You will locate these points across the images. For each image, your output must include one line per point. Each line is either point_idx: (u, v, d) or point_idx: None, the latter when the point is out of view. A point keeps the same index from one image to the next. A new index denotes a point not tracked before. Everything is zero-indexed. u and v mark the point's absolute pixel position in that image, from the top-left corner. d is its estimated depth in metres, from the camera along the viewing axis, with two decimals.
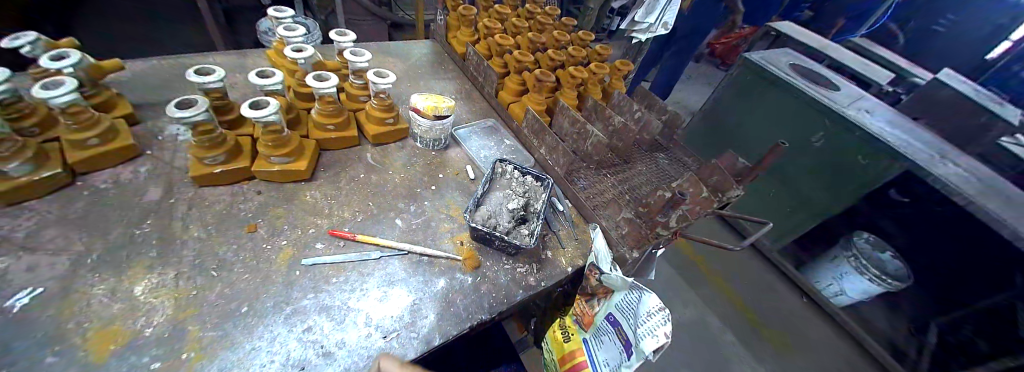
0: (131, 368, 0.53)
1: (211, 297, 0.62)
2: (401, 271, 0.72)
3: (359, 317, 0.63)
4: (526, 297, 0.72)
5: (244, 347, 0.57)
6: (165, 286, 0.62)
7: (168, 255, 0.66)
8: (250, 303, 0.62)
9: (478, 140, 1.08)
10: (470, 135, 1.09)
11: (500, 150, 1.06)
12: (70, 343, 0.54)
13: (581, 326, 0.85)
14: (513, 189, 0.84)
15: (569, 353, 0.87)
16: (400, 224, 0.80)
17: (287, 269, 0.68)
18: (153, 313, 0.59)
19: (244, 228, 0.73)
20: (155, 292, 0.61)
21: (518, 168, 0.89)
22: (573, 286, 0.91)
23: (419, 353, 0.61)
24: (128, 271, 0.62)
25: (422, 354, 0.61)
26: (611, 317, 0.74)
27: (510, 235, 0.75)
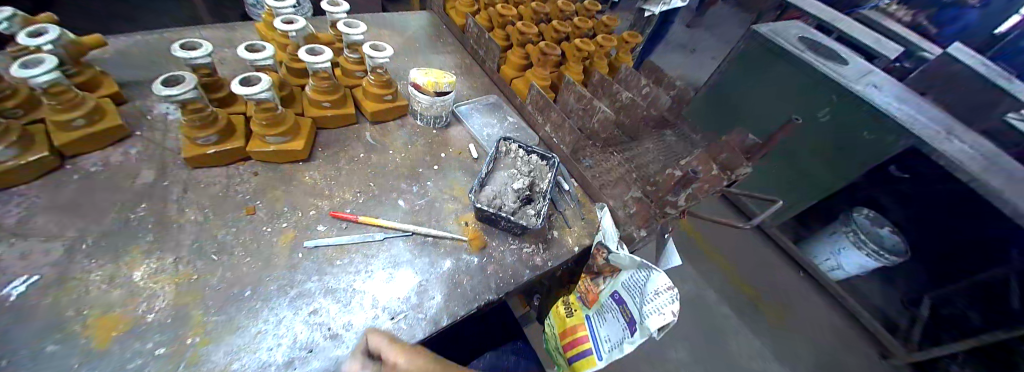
0: (136, 355, 0.52)
1: (214, 281, 0.61)
2: (406, 253, 0.70)
3: (366, 299, 0.62)
4: (533, 277, 0.71)
5: (251, 330, 0.56)
6: (165, 271, 0.61)
7: (166, 239, 0.64)
8: (254, 287, 0.61)
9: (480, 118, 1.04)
10: (471, 112, 1.05)
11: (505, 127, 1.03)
12: (71, 330, 0.52)
13: (585, 305, 0.83)
14: (519, 169, 0.82)
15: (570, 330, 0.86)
16: (404, 206, 0.78)
17: (289, 252, 0.66)
18: (155, 299, 0.57)
19: (243, 210, 0.71)
20: (156, 277, 0.60)
21: (523, 147, 0.86)
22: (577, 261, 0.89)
23: (427, 334, 0.60)
24: (125, 257, 0.61)
25: (429, 335, 0.61)
26: (618, 295, 0.73)
27: (517, 216, 0.73)
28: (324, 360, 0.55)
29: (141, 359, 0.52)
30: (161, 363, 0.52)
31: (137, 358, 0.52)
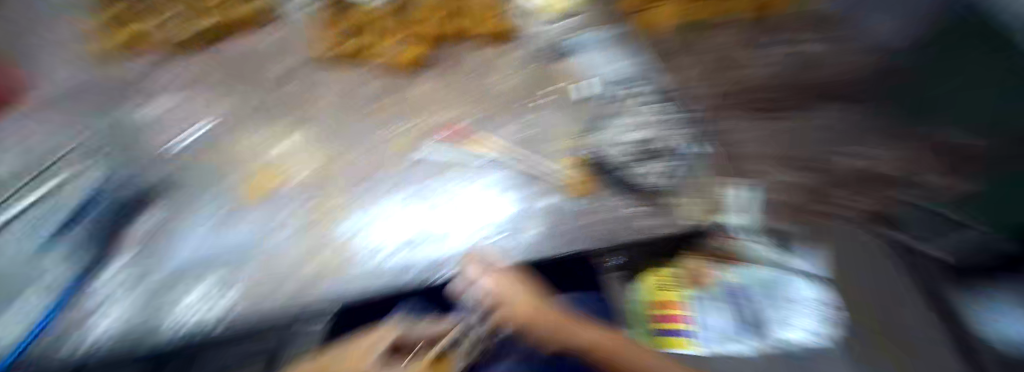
0: (273, 215, 0.59)
1: (339, 168, 0.67)
2: (507, 181, 0.65)
3: (462, 214, 0.60)
4: (640, 243, 0.56)
5: (369, 211, 0.60)
6: (297, 153, 0.69)
7: (304, 126, 0.74)
8: (367, 182, 0.65)
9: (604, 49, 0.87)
10: (590, 45, 0.86)
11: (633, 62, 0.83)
12: (235, 186, 0.64)
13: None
14: (636, 125, 0.69)
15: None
16: (505, 135, 0.72)
17: (398, 156, 0.69)
18: (292, 173, 0.66)
19: (367, 113, 0.77)
20: (292, 157, 0.68)
21: (643, 102, 0.74)
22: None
23: (521, 262, 0.53)
24: (277, 136, 0.72)
25: (522, 265, 0.53)
26: (737, 291, 0.53)
27: (631, 173, 0.62)
28: (424, 258, 0.54)
29: (281, 218, 0.59)
30: (296, 224, 0.58)
31: (278, 217, 0.59)
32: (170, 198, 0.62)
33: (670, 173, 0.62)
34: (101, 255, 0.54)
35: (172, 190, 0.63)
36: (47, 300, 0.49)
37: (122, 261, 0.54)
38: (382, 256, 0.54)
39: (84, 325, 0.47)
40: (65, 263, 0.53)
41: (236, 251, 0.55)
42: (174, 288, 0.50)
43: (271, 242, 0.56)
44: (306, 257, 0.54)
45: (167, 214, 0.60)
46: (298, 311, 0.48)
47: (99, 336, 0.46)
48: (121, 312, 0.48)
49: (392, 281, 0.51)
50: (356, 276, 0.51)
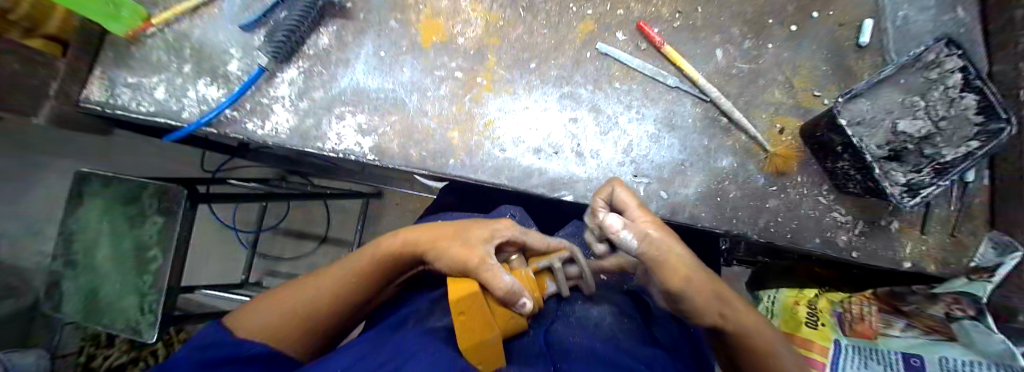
0: (436, 68, 0.52)
1: (513, 36, 0.53)
2: (691, 121, 0.51)
3: (625, 139, 0.51)
4: (816, 251, 0.50)
5: (521, 100, 0.52)
6: (482, 2, 0.54)
7: None
8: (541, 62, 0.53)
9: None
10: None
11: (949, 21, 0.53)
12: (403, 21, 0.54)
13: (844, 327, 0.52)
14: (929, 107, 0.46)
15: (782, 331, 0.56)
16: (718, 59, 0.53)
17: (579, 45, 0.53)
18: (469, 24, 0.53)
19: None
20: (465, 5, 0.54)
21: (966, 85, 0.44)
22: (898, 274, 0.55)
23: (658, 214, 0.50)
24: None
25: (659, 218, 0.50)
26: (910, 361, 0.45)
27: (869, 169, 0.43)
28: (564, 168, 0.50)
29: (444, 71, 0.52)
30: (452, 86, 0.52)
31: (440, 70, 0.52)
32: (353, 14, 0.53)
33: (916, 192, 0.44)
34: (280, 62, 0.51)
35: (360, 4, 0.53)
36: (225, 87, 0.52)
37: (296, 70, 0.52)
38: (518, 151, 0.51)
39: (254, 118, 0.50)
40: (253, 50, 0.53)
41: (388, 100, 0.52)
42: (331, 113, 0.51)
43: (422, 96, 0.52)
44: (448, 122, 0.51)
45: (344, 31, 0.53)
46: (429, 172, 0.50)
47: (266, 136, 0.50)
48: (286, 121, 0.51)
49: (523, 176, 0.50)
50: (487, 163, 0.50)
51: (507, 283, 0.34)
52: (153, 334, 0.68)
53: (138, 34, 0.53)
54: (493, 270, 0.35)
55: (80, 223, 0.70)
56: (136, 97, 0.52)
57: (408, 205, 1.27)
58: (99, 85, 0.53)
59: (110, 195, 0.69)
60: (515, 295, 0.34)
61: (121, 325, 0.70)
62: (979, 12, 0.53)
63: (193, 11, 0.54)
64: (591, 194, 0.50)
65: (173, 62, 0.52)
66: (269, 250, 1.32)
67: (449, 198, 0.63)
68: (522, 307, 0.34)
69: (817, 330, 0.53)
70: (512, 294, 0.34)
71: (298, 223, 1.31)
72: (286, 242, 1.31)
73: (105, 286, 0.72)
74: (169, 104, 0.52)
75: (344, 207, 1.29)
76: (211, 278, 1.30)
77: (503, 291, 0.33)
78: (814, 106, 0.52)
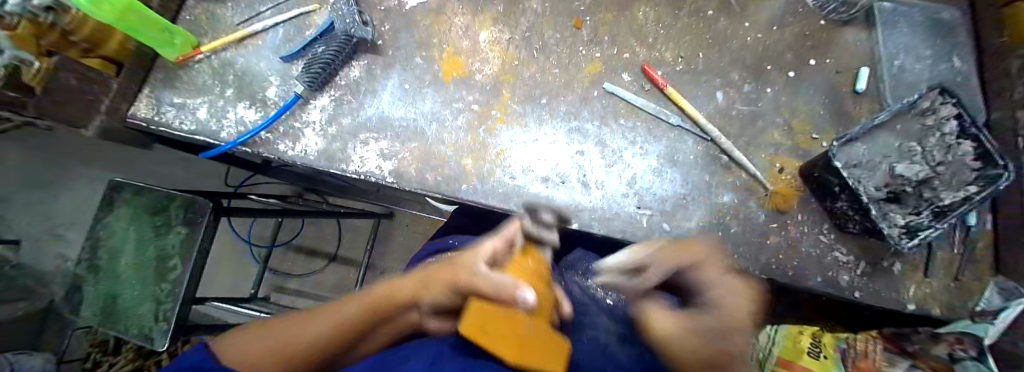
0: (453, 100, 0.56)
1: (527, 73, 0.58)
2: (693, 158, 0.54)
3: (630, 172, 0.53)
4: (819, 291, 0.50)
5: (532, 132, 0.55)
6: (500, 43, 0.59)
7: (511, 17, 0.59)
8: (551, 98, 0.57)
9: (913, 36, 0.57)
10: (904, 18, 0.57)
11: (941, 72, 0.56)
12: (427, 57, 0.58)
13: (848, 363, 0.54)
14: (926, 152, 0.48)
15: (782, 359, 0.56)
16: (719, 100, 0.56)
17: (587, 84, 0.57)
18: (487, 62, 0.58)
19: (572, 19, 0.59)
20: (484, 45, 0.58)
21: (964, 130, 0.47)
22: (910, 318, 0.55)
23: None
24: (480, 14, 0.60)
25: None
26: None
27: (866, 210, 0.45)
28: (572, 196, 0.53)
29: (461, 104, 0.56)
30: (468, 117, 0.56)
31: (457, 102, 0.56)
32: (382, 51, 0.58)
33: (915, 233, 0.46)
34: (314, 90, 0.55)
35: (389, 42, 0.59)
36: (262, 110, 0.57)
37: (327, 98, 0.56)
38: (528, 179, 0.53)
39: (285, 141, 0.55)
40: (291, 79, 0.58)
41: (408, 128, 0.56)
42: (355, 138, 0.55)
43: (439, 125, 0.56)
44: (462, 150, 0.55)
45: (373, 65, 0.58)
46: (443, 196, 0.53)
47: (295, 156, 0.54)
48: (314, 144, 0.55)
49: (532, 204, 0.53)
50: (498, 189, 0.53)
51: (500, 281, 0.27)
52: (164, 342, 0.70)
53: (188, 59, 0.58)
54: (485, 276, 0.28)
55: (108, 230, 0.74)
56: (180, 115, 0.57)
57: (418, 227, 1.30)
58: (145, 100, 0.59)
59: (141, 205, 0.73)
60: (512, 290, 0.26)
61: (133, 331, 0.73)
62: (972, 65, 0.56)
63: (238, 43, 0.59)
64: (595, 223, 0.52)
65: (216, 86, 0.58)
66: (280, 266, 1.34)
67: (460, 220, 0.67)
68: (527, 306, 0.25)
69: (821, 362, 0.54)
70: (508, 292, 0.25)
71: (310, 240, 1.34)
72: (297, 258, 1.34)
73: (124, 291, 0.74)
74: (209, 124, 0.56)
75: (355, 227, 1.33)
76: (221, 291, 1.32)
77: (495, 293, 0.26)
78: (812, 148, 0.54)
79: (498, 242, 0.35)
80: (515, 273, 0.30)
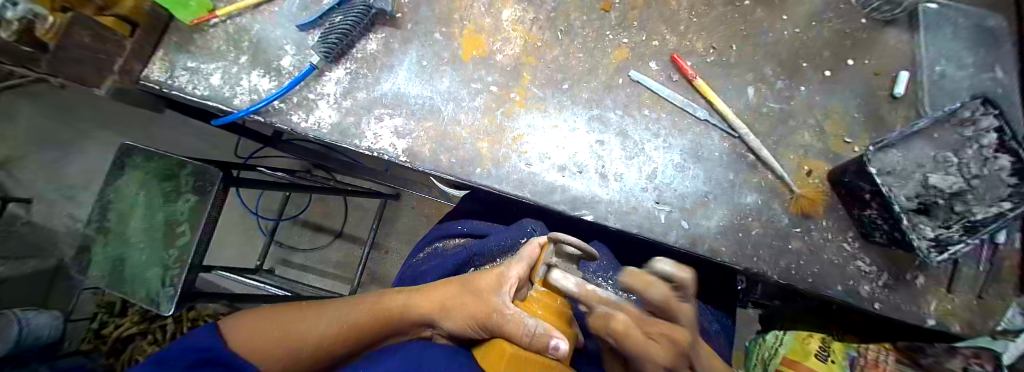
0: (473, 80, 0.55)
1: (550, 56, 0.55)
2: (718, 155, 0.52)
3: (649, 165, 0.52)
4: (837, 299, 0.49)
5: (551, 118, 0.53)
6: (524, 23, 0.56)
7: None
8: (573, 84, 0.55)
9: (960, 39, 0.53)
10: (952, 20, 0.54)
11: (987, 79, 0.53)
12: (448, 34, 0.56)
13: (855, 370, 0.54)
14: (962, 164, 0.46)
15: (789, 360, 0.56)
16: (749, 96, 0.54)
17: (612, 71, 0.55)
18: (508, 42, 0.56)
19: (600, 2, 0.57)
20: (506, 24, 0.56)
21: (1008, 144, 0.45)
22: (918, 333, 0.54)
23: (677, 243, 0.50)
24: None
25: (679, 248, 0.50)
26: None
27: (897, 220, 0.42)
28: (587, 187, 0.51)
29: (480, 84, 0.55)
30: (486, 98, 0.54)
31: (476, 83, 0.55)
32: (401, 24, 0.57)
33: (945, 247, 0.44)
34: (329, 62, 0.54)
35: (408, 15, 0.57)
36: (276, 79, 0.55)
37: (343, 71, 0.55)
38: (543, 166, 0.52)
39: (298, 112, 0.53)
40: (307, 48, 0.57)
41: (424, 106, 0.54)
42: (370, 114, 0.54)
43: (456, 105, 0.54)
44: (479, 133, 0.53)
45: (392, 39, 0.56)
46: (456, 178, 0.52)
47: (308, 129, 0.53)
48: (328, 116, 0.53)
49: (545, 192, 0.51)
50: (512, 175, 0.52)
51: (530, 327, 0.31)
52: (170, 307, 0.71)
53: (203, 22, 0.57)
54: (514, 316, 0.32)
55: (117, 193, 0.74)
56: (194, 81, 0.55)
57: (424, 209, 1.29)
58: (159, 63, 0.57)
59: (150, 170, 0.73)
60: (543, 338, 0.30)
61: (140, 295, 0.73)
62: (1021, 74, 0.53)
63: (255, 8, 0.58)
64: (611, 216, 0.50)
65: (231, 52, 0.56)
66: (286, 240, 1.35)
67: (471, 206, 0.66)
68: (558, 352, 0.29)
69: (828, 365, 0.54)
70: (539, 341, 0.30)
71: (316, 216, 1.34)
72: (302, 232, 1.35)
73: (131, 255, 0.75)
74: (222, 90, 0.55)
75: (362, 206, 1.33)
76: (228, 259, 1.33)
77: (527, 339, 0.30)
78: (844, 152, 0.52)
79: (520, 272, 0.37)
80: (540, 310, 0.35)
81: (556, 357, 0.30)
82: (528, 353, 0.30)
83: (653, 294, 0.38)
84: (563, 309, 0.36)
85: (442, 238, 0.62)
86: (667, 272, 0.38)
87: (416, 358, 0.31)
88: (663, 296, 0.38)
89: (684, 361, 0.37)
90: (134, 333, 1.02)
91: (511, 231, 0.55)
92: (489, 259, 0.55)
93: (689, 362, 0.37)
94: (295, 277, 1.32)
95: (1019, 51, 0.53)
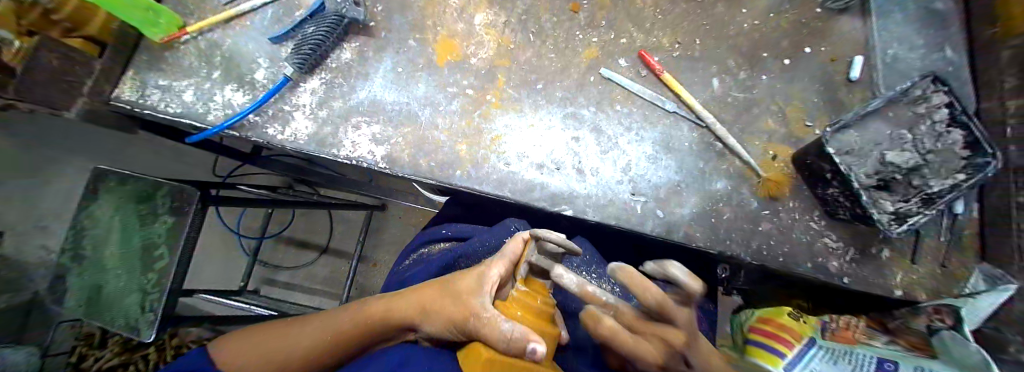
0: (449, 84, 0.56)
1: (523, 58, 0.57)
2: (689, 145, 0.54)
3: (624, 158, 0.53)
4: (808, 276, 0.51)
5: (527, 118, 0.55)
6: (496, 27, 0.58)
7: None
8: (547, 84, 0.56)
9: (908, 25, 0.57)
10: (898, 6, 0.57)
11: (937, 60, 0.56)
12: (423, 40, 0.57)
13: (826, 332, 0.51)
14: (917, 140, 0.48)
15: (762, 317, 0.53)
16: (715, 88, 0.56)
17: (584, 69, 0.56)
18: (482, 46, 0.57)
19: (569, 4, 0.58)
20: (478, 28, 0.58)
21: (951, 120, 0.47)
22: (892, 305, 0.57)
23: (654, 232, 0.51)
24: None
25: (656, 237, 0.51)
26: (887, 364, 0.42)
27: (855, 196, 0.45)
28: (565, 183, 0.53)
29: (456, 88, 0.56)
30: (463, 102, 0.55)
31: (452, 87, 0.56)
32: (375, 33, 0.57)
33: (903, 220, 0.46)
34: (304, 73, 0.54)
35: (382, 23, 0.58)
36: (251, 93, 0.55)
37: (318, 81, 0.55)
38: (522, 165, 0.53)
39: (270, 123, 0.53)
40: (281, 61, 0.57)
41: (401, 112, 0.55)
42: (347, 123, 0.54)
43: (433, 110, 0.55)
44: (457, 136, 0.54)
45: (366, 48, 0.57)
46: (435, 182, 0.52)
47: (285, 141, 0.53)
48: (305, 128, 0.54)
49: (524, 191, 0.52)
50: (492, 175, 0.53)
51: (506, 332, 0.30)
52: (150, 333, 0.69)
53: (174, 40, 0.56)
54: (491, 319, 0.32)
55: (91, 218, 0.72)
56: (166, 98, 0.55)
57: (411, 218, 1.29)
58: (129, 83, 0.56)
59: (124, 194, 0.71)
60: (521, 343, 0.29)
61: (118, 323, 0.71)
62: (966, 52, 0.56)
63: (225, 23, 0.58)
64: (590, 210, 0.52)
65: (203, 68, 0.56)
66: (271, 258, 1.33)
67: (455, 210, 0.66)
68: (535, 357, 0.29)
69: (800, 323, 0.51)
70: (516, 345, 0.29)
71: (302, 231, 1.33)
72: (288, 249, 1.33)
73: (109, 282, 0.73)
74: (195, 107, 0.55)
75: (348, 218, 1.32)
76: (212, 281, 1.30)
77: (503, 344, 0.30)
78: (806, 136, 0.55)
79: (501, 271, 0.37)
80: (521, 314, 0.34)
81: (534, 360, 0.29)
82: (504, 357, 0.30)
83: (647, 300, 0.36)
84: (543, 308, 0.35)
85: (426, 243, 0.62)
86: (675, 278, 0.35)
87: (401, 359, 0.33)
88: (656, 301, 0.35)
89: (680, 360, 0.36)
90: (117, 364, 1.00)
91: (494, 232, 0.56)
92: (474, 260, 0.55)
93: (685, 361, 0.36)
94: (281, 295, 1.29)
95: (964, 32, 0.57)
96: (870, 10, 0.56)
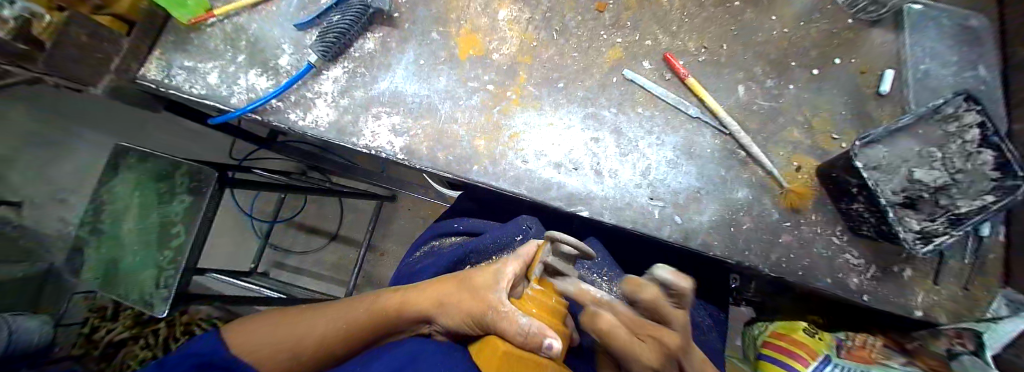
0: (470, 78, 0.55)
1: (545, 56, 0.56)
2: (710, 152, 0.53)
3: (644, 161, 0.53)
4: (827, 292, 0.50)
5: (546, 117, 0.54)
6: (519, 23, 0.57)
7: None
8: (568, 83, 0.55)
9: (944, 40, 0.55)
10: (934, 20, 0.56)
11: (971, 77, 0.55)
12: (446, 33, 0.57)
13: (842, 350, 0.51)
14: (946, 159, 0.46)
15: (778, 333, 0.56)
16: (739, 95, 0.55)
17: (607, 70, 0.56)
18: (504, 42, 0.57)
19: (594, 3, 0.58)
20: (502, 24, 0.57)
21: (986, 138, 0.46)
22: None
23: (671, 238, 0.51)
24: None
25: (672, 243, 0.51)
26: None
27: (882, 213, 0.44)
28: (582, 183, 0.52)
29: (476, 83, 0.55)
30: (483, 97, 0.55)
31: (473, 81, 0.55)
32: (399, 23, 0.57)
33: (929, 240, 0.45)
34: (327, 61, 0.55)
35: (406, 15, 0.58)
36: (274, 78, 0.56)
37: (340, 70, 0.55)
38: (540, 163, 0.53)
39: (292, 109, 0.54)
40: (304, 48, 0.57)
41: (421, 104, 0.55)
42: (368, 112, 0.54)
43: (453, 103, 0.55)
44: (475, 130, 0.54)
45: (389, 38, 0.57)
46: (452, 176, 0.52)
47: (306, 127, 0.53)
48: (325, 115, 0.54)
49: (541, 189, 0.52)
50: (509, 172, 0.52)
51: (524, 326, 0.31)
52: (163, 308, 0.70)
53: (200, 22, 0.57)
54: (509, 314, 0.32)
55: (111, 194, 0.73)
56: (190, 79, 0.55)
57: (420, 210, 1.30)
58: (156, 62, 0.56)
59: (145, 171, 0.72)
60: (537, 338, 0.30)
61: (131, 297, 0.72)
62: (1001, 71, 0.55)
63: (251, 8, 0.58)
64: (606, 212, 0.51)
65: (228, 51, 0.56)
66: (281, 242, 1.34)
67: (468, 204, 0.66)
68: (551, 351, 0.29)
69: (813, 339, 0.52)
70: (533, 338, 0.30)
71: (312, 218, 1.34)
72: (297, 234, 1.34)
73: (125, 257, 0.74)
74: (219, 89, 0.55)
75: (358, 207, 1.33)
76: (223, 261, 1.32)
77: (520, 338, 0.30)
78: (831, 149, 0.53)
79: (515, 269, 0.37)
80: (535, 310, 0.34)
81: (549, 355, 0.30)
82: (521, 351, 0.30)
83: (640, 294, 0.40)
84: (557, 306, 0.35)
85: (439, 236, 0.62)
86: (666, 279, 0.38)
87: (415, 351, 0.32)
88: (650, 297, 0.39)
89: (673, 362, 0.38)
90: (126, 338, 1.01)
91: (506, 229, 0.55)
92: (486, 256, 0.55)
93: (677, 364, 0.38)
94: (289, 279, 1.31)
95: (1000, 50, 0.55)
96: (904, 23, 0.55)
